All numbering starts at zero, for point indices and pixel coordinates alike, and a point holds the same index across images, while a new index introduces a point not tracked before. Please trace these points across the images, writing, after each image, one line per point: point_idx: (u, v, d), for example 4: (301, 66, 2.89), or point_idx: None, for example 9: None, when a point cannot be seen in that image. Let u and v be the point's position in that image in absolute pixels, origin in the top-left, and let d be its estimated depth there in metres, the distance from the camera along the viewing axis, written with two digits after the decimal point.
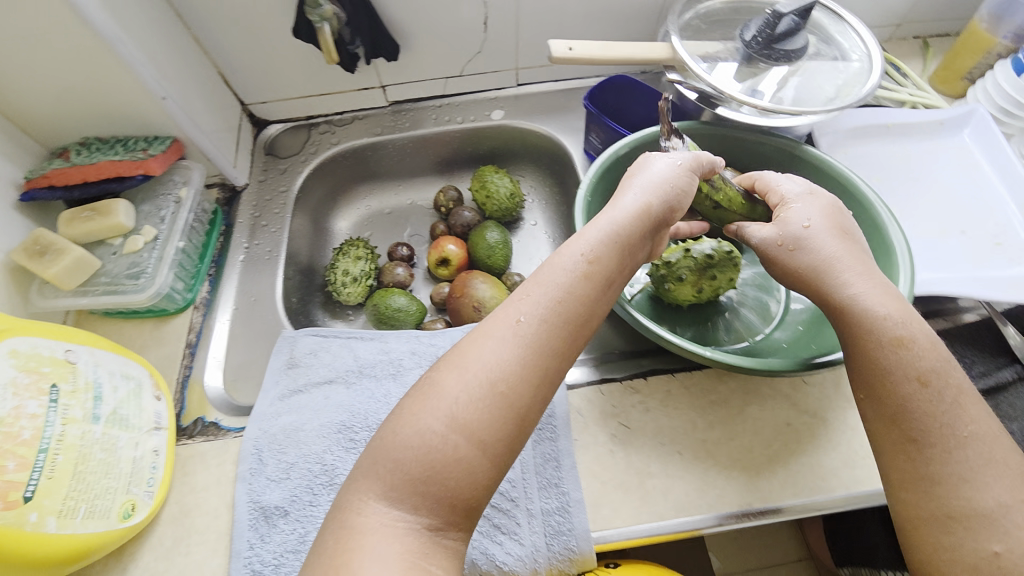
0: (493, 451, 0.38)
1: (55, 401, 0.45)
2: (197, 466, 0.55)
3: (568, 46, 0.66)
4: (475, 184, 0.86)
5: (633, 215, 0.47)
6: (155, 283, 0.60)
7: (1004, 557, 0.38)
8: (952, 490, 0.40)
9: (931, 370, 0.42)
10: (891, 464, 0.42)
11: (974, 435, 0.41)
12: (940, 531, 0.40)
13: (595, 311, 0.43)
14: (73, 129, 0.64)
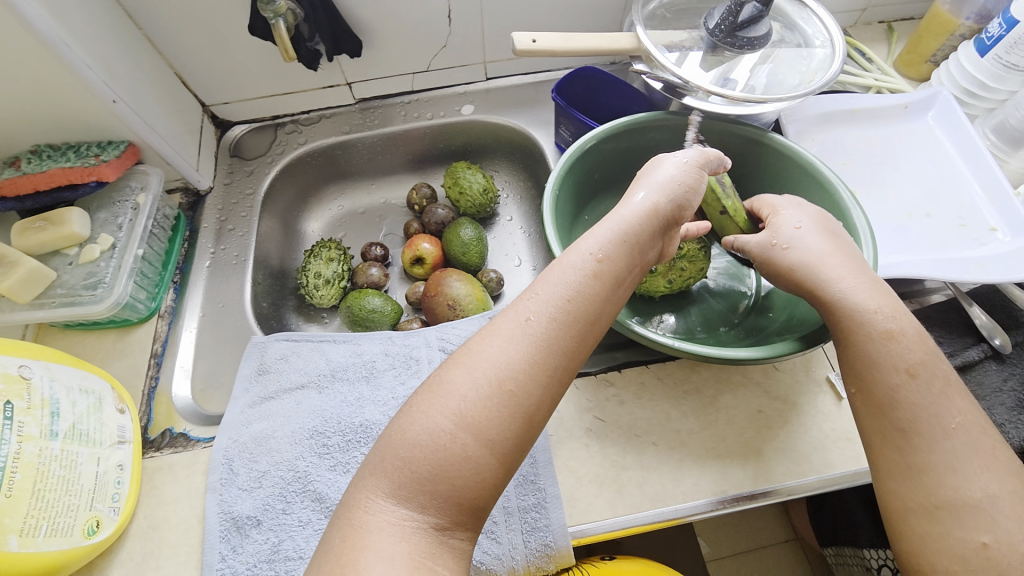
0: (501, 450, 0.37)
1: (10, 418, 0.43)
2: (164, 478, 0.54)
3: (533, 39, 0.65)
4: (448, 180, 0.85)
5: (643, 213, 0.46)
6: (113, 293, 0.58)
7: (993, 548, 0.38)
8: (940, 480, 0.41)
9: (920, 363, 0.43)
10: (880, 454, 0.43)
11: (961, 426, 0.42)
12: (925, 522, 0.41)
13: (605, 311, 0.42)
14: (20, 137, 0.61)
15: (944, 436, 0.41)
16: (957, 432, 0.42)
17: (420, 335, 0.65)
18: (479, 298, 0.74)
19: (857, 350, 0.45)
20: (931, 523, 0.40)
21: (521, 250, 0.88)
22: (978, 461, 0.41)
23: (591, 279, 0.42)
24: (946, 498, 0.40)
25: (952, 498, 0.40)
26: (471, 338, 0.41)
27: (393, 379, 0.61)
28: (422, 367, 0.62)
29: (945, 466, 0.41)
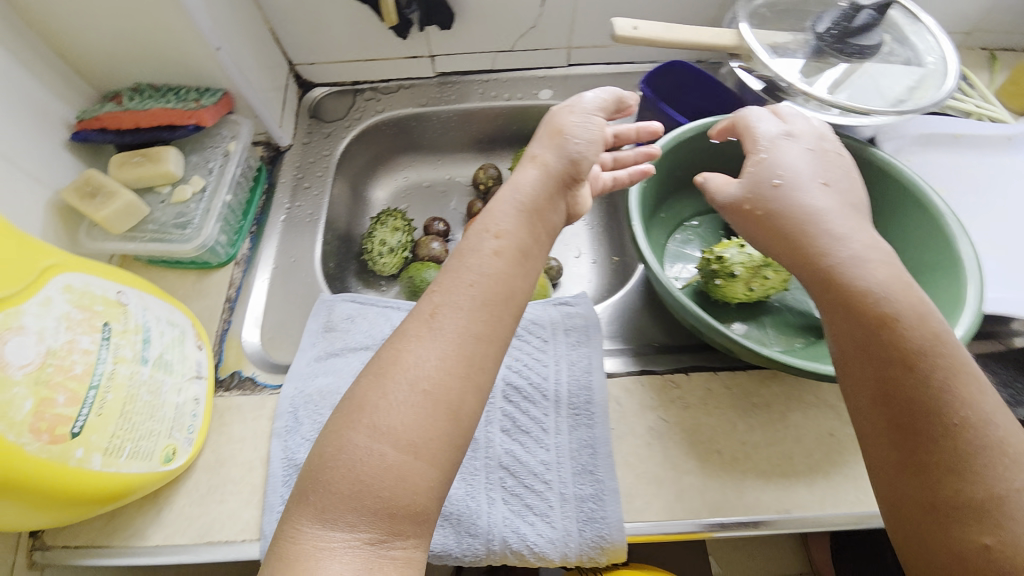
0: (429, 451, 0.37)
1: (107, 339, 0.43)
2: (234, 417, 0.56)
3: (634, 26, 0.62)
4: None
5: (540, 185, 0.49)
6: (201, 235, 0.59)
7: (1001, 549, 0.33)
8: (940, 479, 0.35)
9: (921, 349, 0.37)
10: (872, 448, 0.38)
11: (975, 418, 0.35)
12: (927, 525, 0.35)
13: (515, 285, 0.43)
14: (124, 73, 0.62)
15: (954, 434, 0.35)
16: (966, 423, 0.35)
17: None
18: (541, 285, 0.74)
19: (846, 331, 0.40)
20: (923, 524, 0.35)
21: (582, 242, 0.87)
22: (1005, 456, 0.34)
23: (491, 257, 0.43)
24: (944, 495, 0.34)
25: (954, 501, 0.34)
26: (386, 344, 0.40)
27: None
28: None
29: (945, 462, 0.35)
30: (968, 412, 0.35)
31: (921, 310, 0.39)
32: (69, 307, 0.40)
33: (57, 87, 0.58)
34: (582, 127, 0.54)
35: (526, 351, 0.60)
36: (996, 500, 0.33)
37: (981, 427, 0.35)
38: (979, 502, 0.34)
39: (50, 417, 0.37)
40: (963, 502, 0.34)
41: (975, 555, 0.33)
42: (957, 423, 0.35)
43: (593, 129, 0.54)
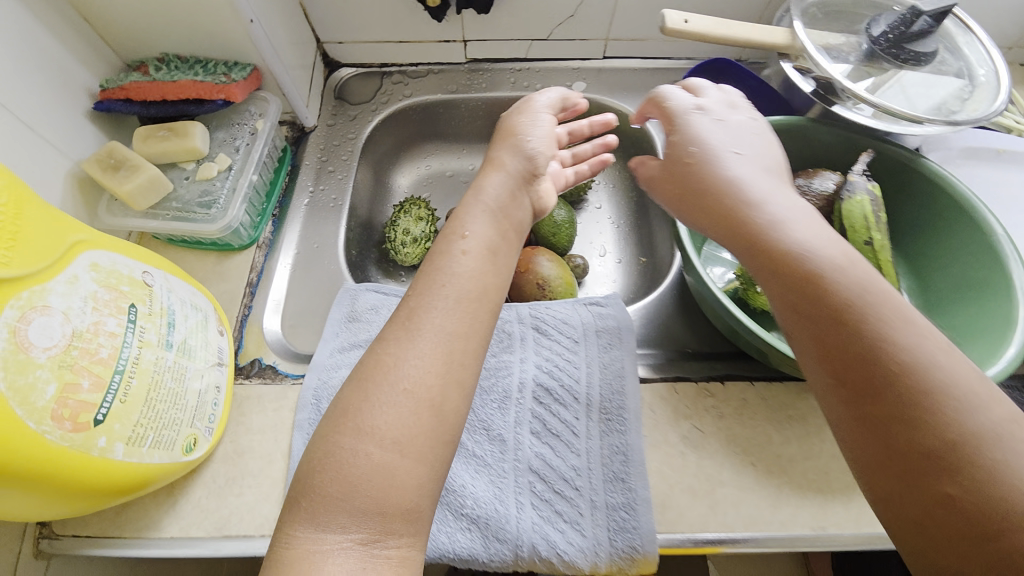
0: (412, 449, 0.39)
1: (133, 321, 0.40)
2: (253, 408, 0.54)
3: (685, 19, 0.60)
4: None
5: (502, 187, 0.56)
6: (226, 216, 0.56)
7: (964, 495, 0.30)
8: (890, 430, 0.33)
9: (847, 305, 0.36)
10: (827, 409, 0.37)
11: (913, 363, 0.34)
12: (892, 483, 0.33)
13: (486, 282, 0.47)
14: (151, 42, 0.59)
15: (895, 383, 0.33)
16: (905, 369, 0.34)
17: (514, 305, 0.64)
18: (568, 282, 0.72)
19: (775, 297, 0.40)
20: (888, 483, 0.33)
21: (609, 241, 0.85)
22: (953, 397, 0.32)
23: (460, 253, 0.49)
24: (900, 449, 0.33)
25: (909, 453, 0.32)
26: (373, 351, 0.44)
27: None
28: (514, 343, 0.59)
29: (890, 414, 0.33)
30: (906, 358, 0.34)
31: (843, 264, 0.38)
32: (95, 286, 0.38)
33: (80, 53, 0.55)
34: (533, 126, 0.62)
35: (557, 352, 0.58)
36: (954, 445, 0.31)
37: (919, 370, 0.33)
38: (935, 450, 0.32)
39: (74, 403, 0.35)
40: (919, 453, 0.32)
41: (941, 505, 0.31)
42: (893, 372, 0.34)
43: (547, 135, 0.61)
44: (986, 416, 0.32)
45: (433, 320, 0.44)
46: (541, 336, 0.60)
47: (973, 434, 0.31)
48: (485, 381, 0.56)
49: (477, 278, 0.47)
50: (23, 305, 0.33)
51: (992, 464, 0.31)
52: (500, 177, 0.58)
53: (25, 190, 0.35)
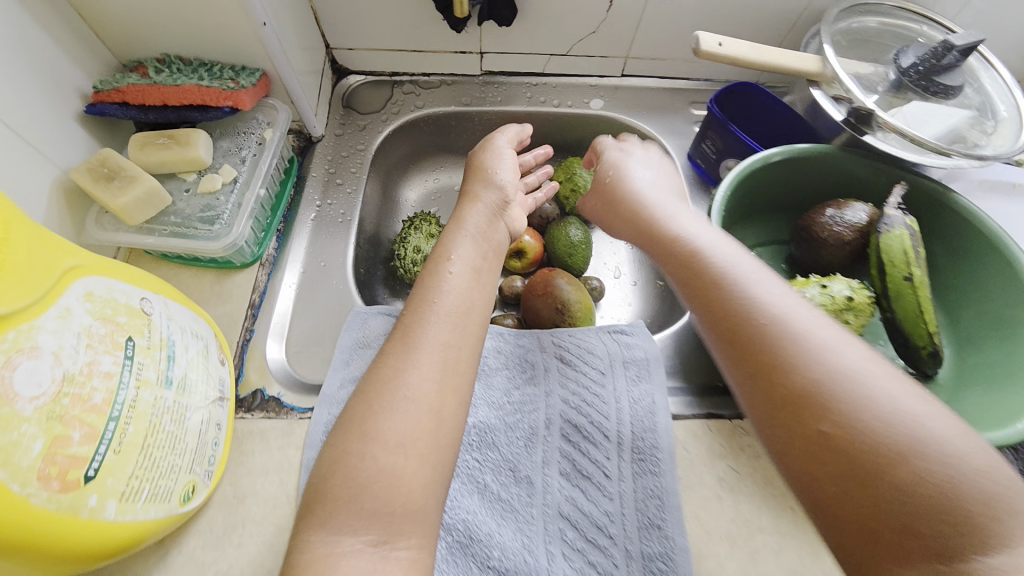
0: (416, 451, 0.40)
1: (130, 358, 0.36)
2: (256, 446, 0.49)
3: (719, 42, 0.58)
4: (560, 175, 0.79)
5: (478, 215, 0.60)
6: (230, 233, 0.52)
7: (837, 425, 0.32)
8: (775, 378, 0.36)
9: (717, 277, 0.42)
10: (729, 371, 0.39)
11: (773, 317, 0.38)
12: (780, 429, 0.35)
13: (473, 297, 0.50)
14: (151, 42, 0.54)
15: (762, 334, 0.37)
16: (766, 322, 0.38)
17: (533, 330, 0.61)
18: (587, 306, 0.69)
19: (674, 277, 0.46)
20: (778, 430, 0.35)
21: (624, 262, 0.82)
22: (811, 341, 0.36)
23: (448, 273, 0.52)
24: (779, 393, 0.35)
25: (785, 395, 0.35)
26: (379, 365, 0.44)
27: (506, 382, 0.55)
28: (538, 374, 0.56)
29: (760, 362, 0.37)
30: (767, 312, 0.38)
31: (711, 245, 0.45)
32: (89, 320, 0.33)
33: (72, 53, 0.51)
34: (500, 160, 0.67)
35: (585, 384, 0.55)
36: (820, 382, 0.34)
37: (779, 320, 0.37)
38: (805, 386, 0.34)
39: (62, 459, 0.30)
40: (794, 393, 0.35)
41: (821, 439, 0.33)
42: (756, 324, 0.38)
43: (513, 168, 0.67)
44: (847, 355, 0.35)
45: (430, 334, 0.46)
46: (565, 367, 0.56)
47: (840, 372, 0.34)
48: (485, 413, 0.53)
49: (468, 296, 0.50)
50: (8, 348, 0.28)
51: (861, 398, 0.33)
52: (477, 207, 0.61)
53: (9, 211, 0.30)
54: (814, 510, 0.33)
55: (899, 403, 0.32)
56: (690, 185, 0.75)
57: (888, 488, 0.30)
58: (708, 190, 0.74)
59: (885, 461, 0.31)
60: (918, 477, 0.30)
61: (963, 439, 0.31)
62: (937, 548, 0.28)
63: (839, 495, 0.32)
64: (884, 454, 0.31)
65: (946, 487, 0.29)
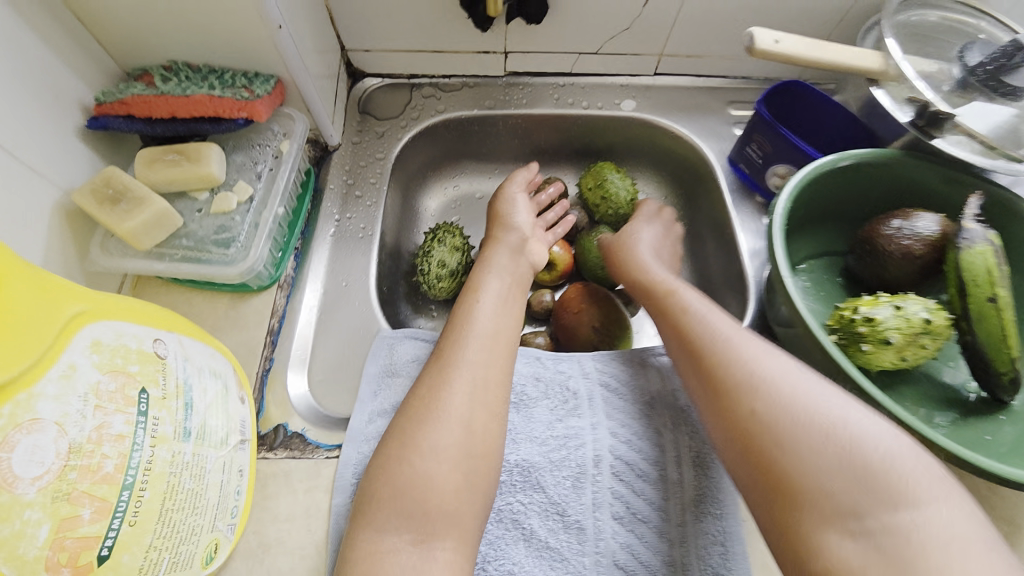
0: (448, 456, 0.43)
1: (145, 414, 0.32)
2: (279, 489, 0.45)
3: (775, 38, 0.52)
4: (589, 180, 0.72)
5: (501, 254, 0.61)
6: (248, 257, 0.48)
7: (764, 415, 0.40)
8: (719, 370, 0.44)
9: (677, 305, 0.52)
10: (684, 372, 0.48)
11: (715, 333, 0.47)
12: (721, 421, 0.42)
13: (502, 327, 0.52)
14: (156, 47, 0.50)
15: (710, 347, 0.46)
16: (710, 337, 0.46)
17: (571, 353, 0.56)
18: (625, 326, 0.64)
19: (654, 304, 0.55)
20: (722, 423, 0.42)
21: None
22: (744, 350, 0.44)
23: (477, 302, 0.54)
24: (719, 392, 0.43)
25: (723, 393, 0.43)
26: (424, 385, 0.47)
27: (548, 414, 0.51)
28: (581, 405, 0.51)
29: (703, 369, 0.45)
30: (711, 330, 0.47)
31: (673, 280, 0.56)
32: (97, 375, 0.29)
33: (70, 60, 0.46)
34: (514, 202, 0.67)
35: (633, 416, 0.51)
36: (751, 380, 0.42)
37: (719, 334, 0.46)
38: (740, 384, 0.42)
39: (72, 543, 0.26)
40: (731, 390, 0.42)
41: (752, 426, 0.40)
42: (702, 339, 0.47)
43: (530, 210, 0.66)
44: (771, 358, 0.43)
45: (465, 357, 0.49)
46: (609, 396, 0.52)
47: (768, 372, 0.42)
48: (527, 451, 0.49)
49: (497, 319, 0.53)
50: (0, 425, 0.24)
51: (784, 391, 0.40)
52: (499, 249, 0.62)
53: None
54: (749, 489, 0.40)
55: (816, 393, 0.40)
56: (732, 190, 0.70)
57: (807, 463, 0.37)
58: (752, 197, 0.69)
59: (805, 442, 0.37)
60: (830, 453, 0.37)
61: (869, 423, 0.38)
62: (848, 507, 0.35)
63: (771, 474, 0.38)
64: (803, 434, 0.38)
65: (853, 457, 0.36)
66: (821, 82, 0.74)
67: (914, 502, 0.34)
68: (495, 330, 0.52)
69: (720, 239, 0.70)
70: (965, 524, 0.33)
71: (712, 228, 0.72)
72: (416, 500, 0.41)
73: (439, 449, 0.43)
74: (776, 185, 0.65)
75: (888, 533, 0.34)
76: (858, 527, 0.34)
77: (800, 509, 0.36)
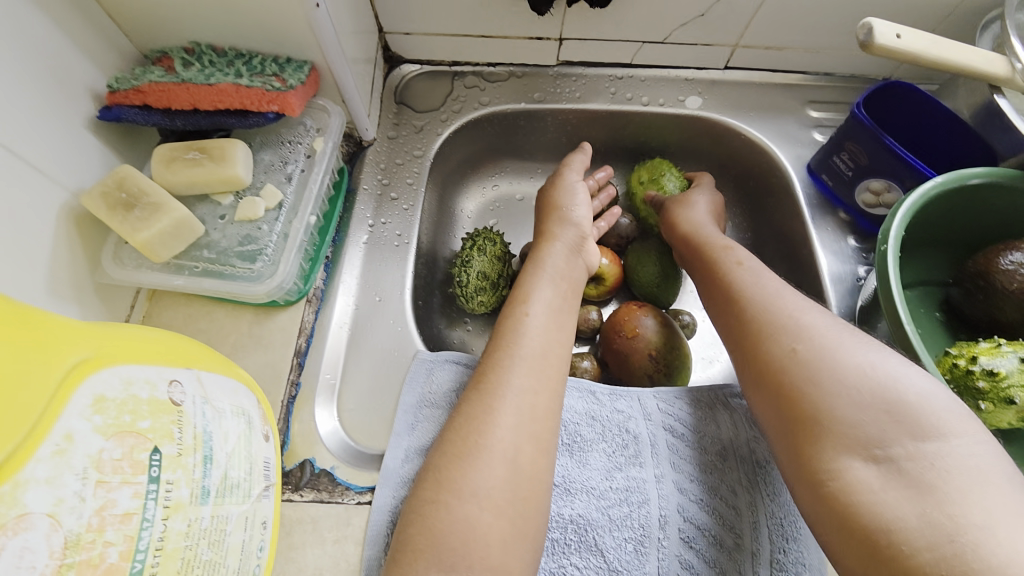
0: (493, 500, 0.36)
1: (156, 481, 0.26)
2: (306, 538, 0.41)
3: (897, 33, 0.44)
4: (643, 173, 0.63)
5: (557, 258, 0.52)
6: (276, 274, 0.42)
7: (802, 351, 0.37)
8: (763, 314, 0.41)
9: (719, 256, 0.49)
10: (722, 319, 0.44)
11: (759, 281, 0.44)
12: (755, 360, 0.39)
13: (552, 344, 0.45)
14: (177, 26, 0.43)
15: (750, 292, 0.43)
16: (753, 285, 0.44)
17: (629, 388, 0.50)
18: (682, 351, 0.54)
19: (699, 258, 0.51)
20: (754, 361, 0.39)
21: None
22: (788, 298, 0.41)
23: (526, 317, 0.46)
24: (757, 332, 0.40)
25: (761, 333, 0.40)
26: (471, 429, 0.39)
27: (606, 461, 0.45)
28: (643, 451, 0.45)
29: (741, 313, 0.42)
30: (755, 280, 0.44)
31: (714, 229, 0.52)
32: (100, 443, 0.24)
33: (78, 41, 0.40)
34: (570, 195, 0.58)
35: (704, 469, 0.44)
36: (792, 323, 0.39)
37: (761, 282, 0.43)
38: (779, 326, 0.39)
39: None
40: (772, 331, 0.39)
41: (787, 361, 0.37)
42: (745, 286, 0.44)
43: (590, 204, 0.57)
44: (815, 309, 0.40)
45: (510, 382, 0.41)
46: (675, 443, 0.46)
47: (809, 316, 0.39)
48: (583, 504, 0.43)
49: (548, 333, 0.45)
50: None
51: (823, 333, 0.37)
52: (555, 248, 0.53)
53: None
54: (770, 423, 0.37)
55: (851, 338, 0.37)
56: (810, 204, 0.61)
57: (840, 395, 0.34)
58: (834, 214, 0.61)
59: (838, 375, 0.34)
60: (867, 385, 0.33)
61: (905, 365, 0.34)
62: (874, 436, 0.32)
63: (800, 407, 0.35)
64: (837, 367, 0.35)
65: (888, 391, 0.33)
66: (921, 81, 0.64)
67: (940, 432, 0.31)
68: (545, 347, 0.44)
69: (793, 257, 0.63)
70: (999, 467, 0.30)
71: (781, 246, 0.64)
72: (460, 561, 0.34)
73: (486, 499, 0.36)
74: (866, 203, 0.57)
75: (913, 461, 0.30)
76: (881, 454, 0.31)
77: (823, 437, 0.33)
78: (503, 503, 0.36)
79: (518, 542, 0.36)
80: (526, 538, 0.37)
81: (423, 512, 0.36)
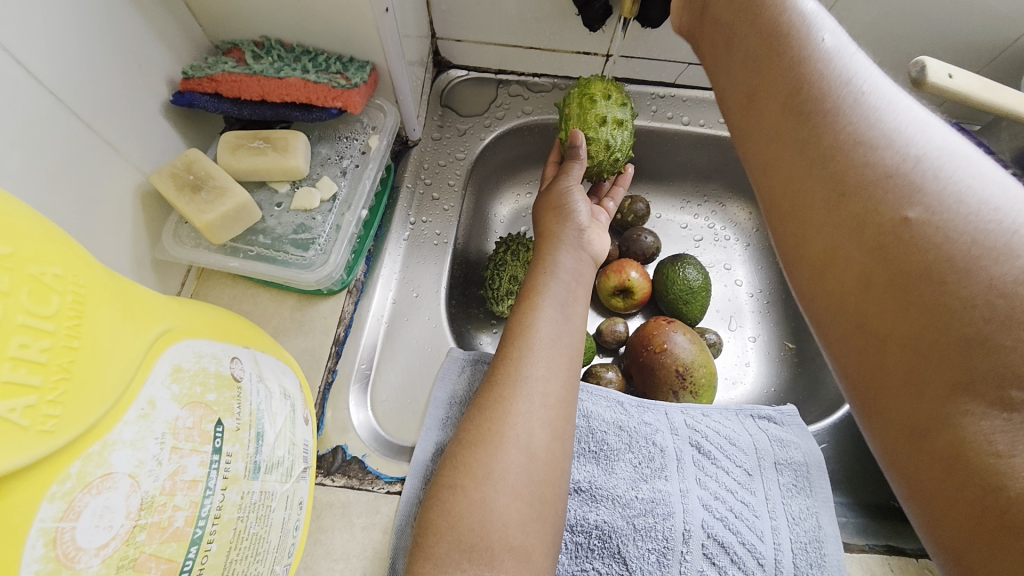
0: (518, 489, 0.37)
1: (219, 452, 0.27)
2: (336, 522, 0.42)
3: (949, 72, 0.44)
4: (578, 99, 0.52)
5: (560, 270, 0.46)
6: (327, 263, 0.44)
7: (921, 227, 0.23)
8: (850, 158, 0.26)
9: (779, 37, 0.30)
10: (781, 163, 0.29)
11: (850, 90, 0.27)
12: (833, 227, 0.26)
13: (563, 336, 0.43)
14: (250, 20, 0.45)
15: (839, 118, 0.26)
16: (841, 100, 0.27)
17: (655, 401, 0.50)
18: (711, 368, 0.52)
19: (748, 35, 0.32)
20: (826, 242, 0.26)
21: (741, 312, 0.67)
22: (899, 126, 0.25)
23: (540, 311, 0.43)
24: (848, 189, 0.25)
25: (854, 189, 0.25)
26: (490, 416, 0.39)
27: (633, 473, 0.45)
28: (669, 465, 0.46)
29: (819, 152, 0.27)
30: (845, 88, 0.27)
31: None
32: (176, 410, 0.25)
33: (157, 27, 0.42)
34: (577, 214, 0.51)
35: (728, 487, 0.45)
36: (907, 170, 0.24)
37: (858, 96, 0.27)
38: (884, 179, 0.24)
39: None
40: (873, 186, 0.24)
41: (892, 243, 0.24)
42: (826, 99, 0.27)
43: (590, 211, 0.52)
44: (948, 142, 0.24)
45: (539, 373, 0.41)
46: (701, 460, 0.46)
47: (937, 158, 0.24)
48: (609, 512, 0.43)
49: (571, 328, 0.44)
50: (68, 488, 0.20)
51: (955, 200, 0.23)
52: (559, 247, 0.48)
53: (81, 281, 0.22)
54: (833, 323, 0.27)
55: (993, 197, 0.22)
56: None
57: (969, 299, 0.21)
58: None
59: (973, 278, 0.21)
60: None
61: None
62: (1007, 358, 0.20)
63: (899, 316, 0.23)
64: (974, 256, 0.22)
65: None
66: (964, 121, 0.64)
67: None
68: (555, 341, 0.42)
69: None
70: None
71: None
72: (479, 541, 0.35)
73: (511, 487, 0.37)
74: None
75: None
76: (1018, 398, 0.20)
77: (932, 362, 0.22)
78: (528, 496, 0.37)
79: (541, 527, 0.37)
80: (547, 523, 0.38)
81: (447, 498, 0.37)
